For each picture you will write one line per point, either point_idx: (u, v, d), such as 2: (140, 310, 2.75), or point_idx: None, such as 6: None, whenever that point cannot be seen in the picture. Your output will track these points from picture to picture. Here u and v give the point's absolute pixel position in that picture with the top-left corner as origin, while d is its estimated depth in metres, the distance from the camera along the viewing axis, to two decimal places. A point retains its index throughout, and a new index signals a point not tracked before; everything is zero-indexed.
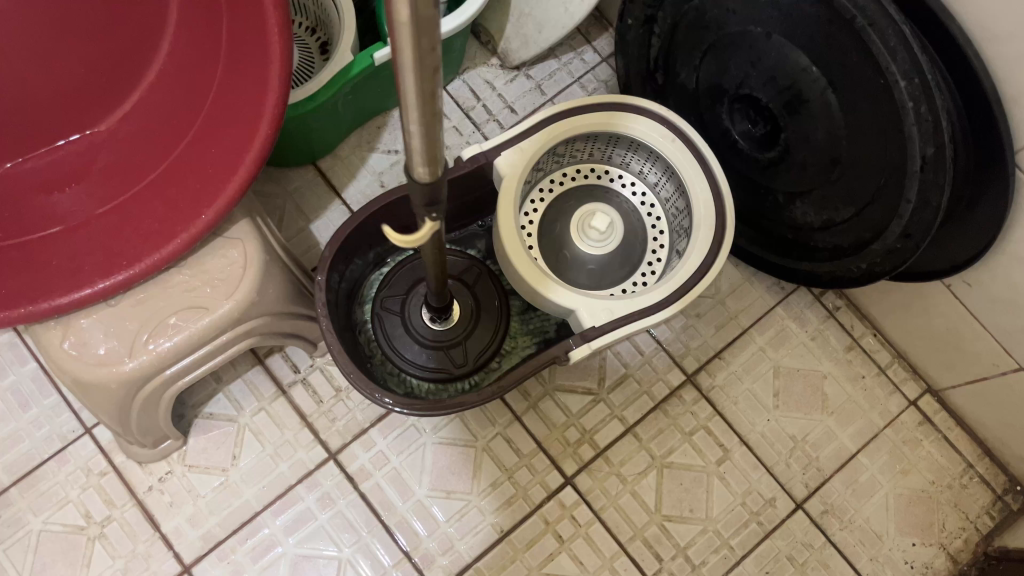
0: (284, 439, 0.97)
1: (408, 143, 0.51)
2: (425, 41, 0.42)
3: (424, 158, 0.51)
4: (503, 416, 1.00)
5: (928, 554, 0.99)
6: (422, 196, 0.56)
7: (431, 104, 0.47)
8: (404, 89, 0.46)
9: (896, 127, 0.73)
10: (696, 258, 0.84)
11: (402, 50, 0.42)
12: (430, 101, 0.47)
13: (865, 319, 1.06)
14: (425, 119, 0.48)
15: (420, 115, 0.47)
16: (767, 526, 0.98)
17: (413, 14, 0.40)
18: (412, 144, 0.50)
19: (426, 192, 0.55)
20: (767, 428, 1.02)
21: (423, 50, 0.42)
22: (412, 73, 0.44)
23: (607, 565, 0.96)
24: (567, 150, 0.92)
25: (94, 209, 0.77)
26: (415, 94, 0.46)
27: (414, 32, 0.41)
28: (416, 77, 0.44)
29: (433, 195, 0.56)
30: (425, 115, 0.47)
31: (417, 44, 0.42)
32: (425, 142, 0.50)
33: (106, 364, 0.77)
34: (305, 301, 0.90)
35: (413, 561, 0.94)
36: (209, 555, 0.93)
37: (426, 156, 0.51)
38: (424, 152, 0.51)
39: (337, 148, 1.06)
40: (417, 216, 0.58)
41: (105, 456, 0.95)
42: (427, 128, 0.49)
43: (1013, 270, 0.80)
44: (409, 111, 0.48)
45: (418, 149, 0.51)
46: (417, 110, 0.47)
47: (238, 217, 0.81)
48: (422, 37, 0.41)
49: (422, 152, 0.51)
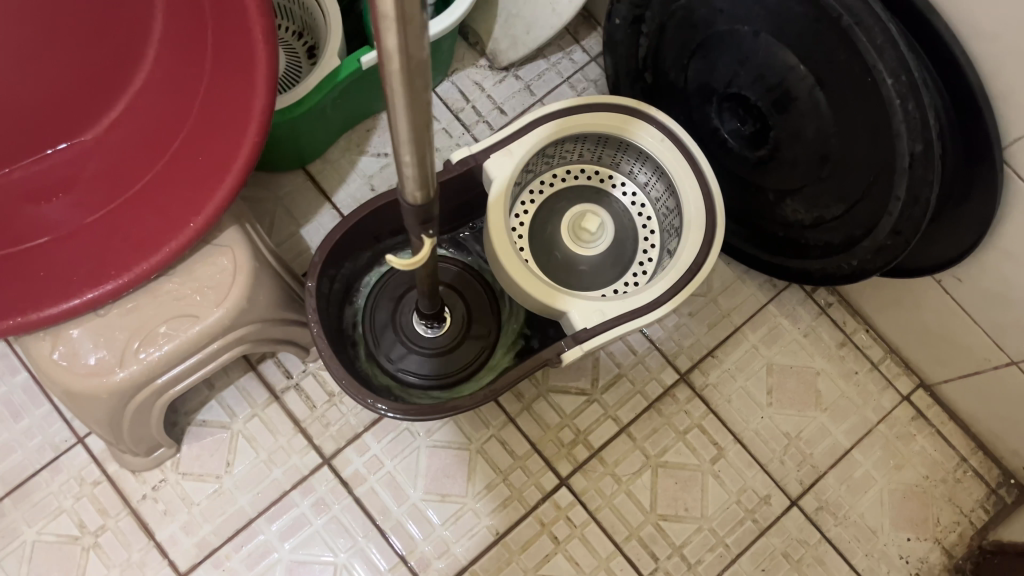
0: (278, 445, 0.97)
1: (402, 172, 0.56)
2: (416, 84, 0.46)
3: (418, 183, 0.56)
4: (497, 418, 1.00)
5: (922, 549, 0.99)
6: (416, 215, 0.60)
7: (422, 136, 0.51)
8: (397, 126, 0.50)
9: (885, 124, 0.73)
10: (687, 258, 0.84)
11: (395, 94, 0.47)
12: (421, 134, 0.51)
13: (857, 315, 1.07)
14: (417, 150, 0.52)
15: (412, 147, 0.52)
16: (762, 524, 0.98)
17: (406, 62, 0.44)
18: (407, 173, 0.55)
19: (420, 211, 0.60)
20: (761, 425, 1.02)
21: (415, 92, 0.47)
22: (405, 112, 0.48)
23: (603, 566, 0.96)
24: (557, 151, 0.92)
25: (82, 219, 0.76)
26: (408, 129, 0.50)
27: (407, 78, 0.46)
28: (409, 115, 0.49)
29: (426, 213, 0.61)
30: (416, 146, 0.52)
31: (410, 88, 0.46)
32: (417, 169, 0.55)
33: (97, 374, 0.76)
34: (296, 307, 0.89)
35: (409, 565, 0.94)
36: (204, 562, 0.92)
37: (418, 180, 0.56)
38: (417, 178, 0.56)
39: (327, 152, 1.05)
40: (411, 233, 0.63)
41: (98, 465, 0.95)
42: (419, 158, 0.53)
43: (1003, 265, 0.80)
44: (402, 144, 0.52)
45: (411, 175, 0.55)
46: (410, 143, 0.51)
47: (227, 224, 0.81)
48: (414, 80, 0.46)
49: (416, 178, 0.56)
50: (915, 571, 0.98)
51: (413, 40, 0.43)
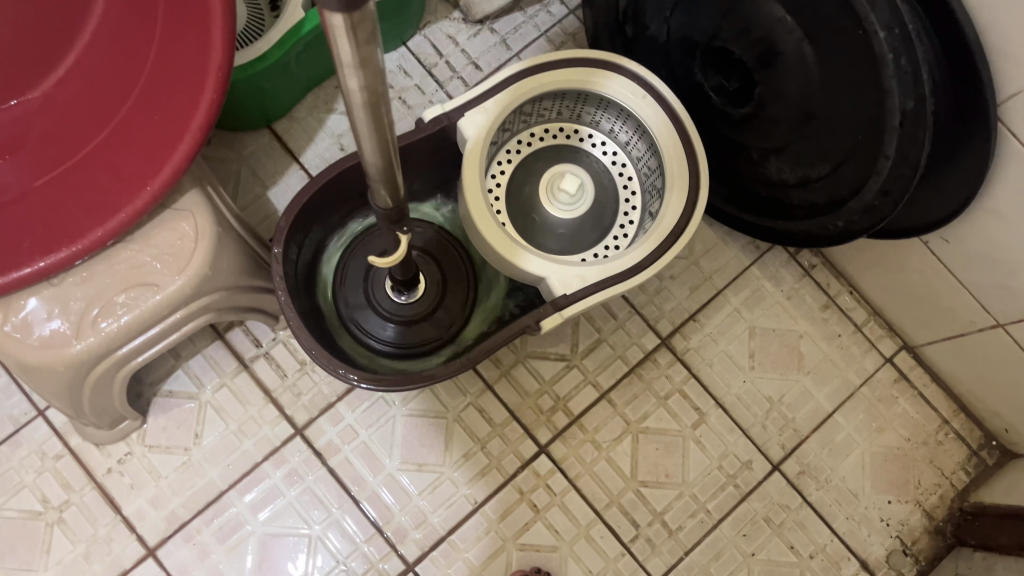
0: (248, 416, 0.94)
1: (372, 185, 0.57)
2: (381, 114, 0.47)
3: (387, 192, 0.57)
4: (474, 385, 0.97)
5: (903, 511, 0.99)
6: (388, 218, 0.61)
7: (389, 156, 0.52)
8: (364, 148, 0.51)
9: (874, 80, 0.70)
10: (670, 220, 0.81)
11: (360, 125, 0.48)
12: (389, 154, 0.52)
13: (841, 276, 1.04)
14: (385, 168, 0.53)
15: (380, 164, 0.53)
16: (743, 489, 0.97)
17: (368, 97, 0.45)
18: (376, 187, 0.56)
19: (392, 215, 0.61)
20: (743, 389, 1.00)
21: (381, 122, 0.48)
22: (371, 138, 0.49)
23: (583, 534, 0.94)
24: (534, 109, 0.88)
25: (31, 181, 0.72)
26: (374, 150, 0.51)
27: (372, 112, 0.46)
28: (375, 139, 0.49)
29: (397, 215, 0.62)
30: (385, 164, 0.53)
31: (375, 118, 0.47)
32: (387, 182, 0.56)
33: (52, 346, 0.73)
34: (262, 273, 0.86)
35: (385, 536, 0.92)
36: (173, 536, 0.90)
37: (389, 189, 0.57)
38: (387, 188, 0.57)
39: (293, 110, 1.01)
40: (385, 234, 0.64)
41: (60, 439, 0.91)
42: (388, 173, 0.54)
43: (992, 226, 0.77)
44: (370, 164, 0.53)
45: (379, 186, 0.56)
46: (378, 161, 0.52)
47: (188, 187, 0.77)
48: (378, 110, 0.47)
49: (387, 191, 0.57)
50: (896, 534, 0.98)
51: (375, 79, 0.44)
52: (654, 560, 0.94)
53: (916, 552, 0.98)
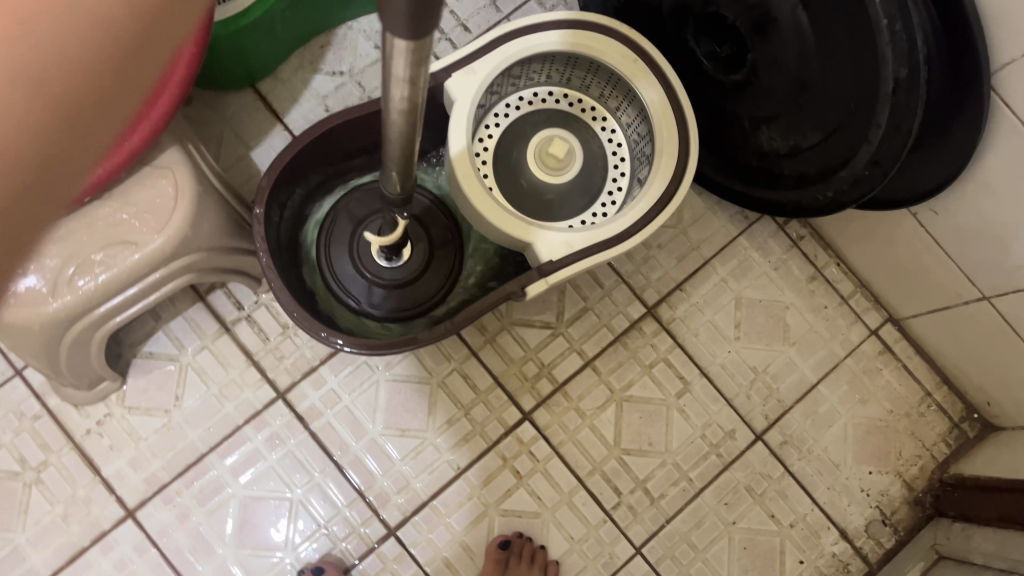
0: (229, 378, 0.93)
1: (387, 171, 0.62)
2: (414, 118, 0.52)
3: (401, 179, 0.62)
4: (458, 351, 0.97)
5: (884, 482, 0.99)
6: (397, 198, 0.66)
7: (411, 151, 0.57)
8: (390, 143, 0.56)
9: (870, 48, 0.69)
10: (659, 188, 0.80)
11: (392, 125, 0.53)
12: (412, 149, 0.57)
13: (829, 248, 1.04)
14: (404, 159, 0.58)
15: (401, 155, 0.58)
16: (726, 458, 0.98)
17: (407, 105, 0.50)
18: (390, 172, 0.61)
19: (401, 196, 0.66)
20: (728, 360, 1.00)
21: (412, 125, 0.53)
22: (400, 137, 0.54)
23: (565, 500, 0.95)
24: (523, 72, 0.86)
25: None
26: (399, 145, 0.56)
27: (406, 116, 0.51)
28: (402, 138, 0.54)
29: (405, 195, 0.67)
30: (406, 156, 0.58)
31: (409, 121, 0.52)
32: (402, 171, 0.61)
33: (25, 305, 0.70)
34: (243, 235, 0.84)
35: (367, 500, 0.92)
36: (153, 498, 0.89)
37: (403, 174, 0.62)
38: (401, 174, 0.62)
39: (277, 70, 0.99)
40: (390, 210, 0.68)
41: (37, 399, 0.90)
42: (405, 163, 0.59)
43: (981, 199, 0.77)
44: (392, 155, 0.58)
45: (395, 170, 0.61)
46: (400, 154, 0.57)
47: (168, 144, 0.75)
48: (412, 115, 0.52)
49: (400, 178, 0.62)
50: (875, 504, 0.99)
51: (416, 92, 0.48)
52: (635, 528, 0.95)
53: (895, 522, 0.99)
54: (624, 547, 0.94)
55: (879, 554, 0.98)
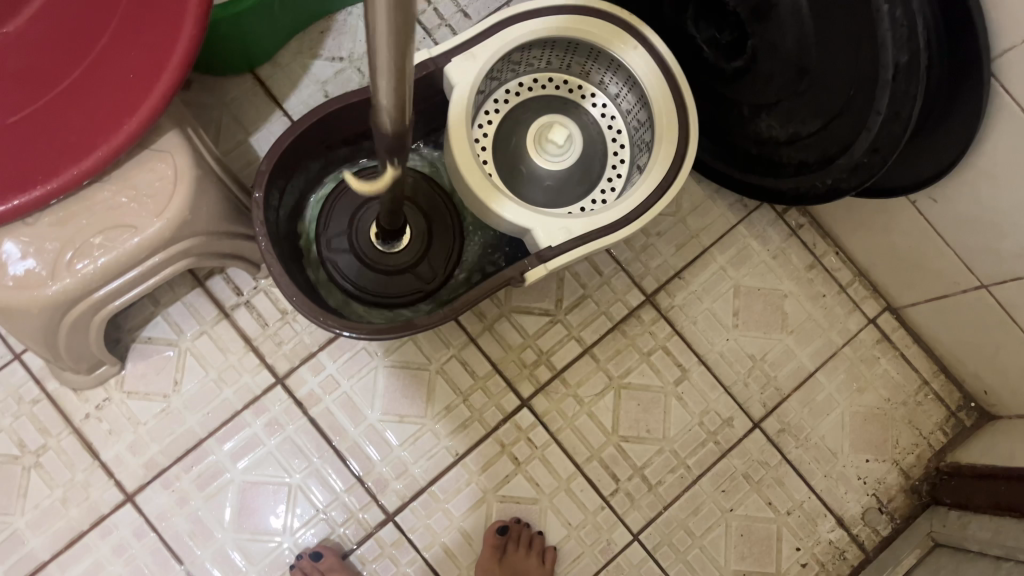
0: (228, 364, 0.93)
1: (379, 120, 0.56)
2: (403, 46, 0.46)
3: (393, 130, 0.56)
4: (458, 338, 0.97)
5: (880, 470, 1.00)
6: (389, 145, 0.58)
7: (403, 90, 0.51)
8: (380, 80, 0.50)
9: (871, 34, 0.70)
10: (657, 174, 0.80)
11: (379, 54, 0.47)
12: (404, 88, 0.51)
13: (827, 237, 1.04)
14: (396, 100, 0.52)
15: (392, 79, 0.50)
16: (723, 446, 0.98)
17: (394, 28, 0.44)
18: (381, 119, 0.55)
19: (394, 142, 0.58)
20: (726, 347, 1.00)
21: (402, 52, 0.47)
22: (387, 70, 0.48)
23: (563, 487, 0.95)
24: (523, 58, 0.86)
25: (7, 117, 0.70)
26: (389, 81, 0.50)
27: (394, 44, 0.46)
28: (391, 52, 0.46)
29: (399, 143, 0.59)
30: (397, 97, 0.52)
31: (399, 50, 0.46)
32: (395, 119, 0.55)
33: (26, 287, 0.71)
34: (242, 219, 0.84)
35: (366, 486, 0.92)
36: (152, 483, 0.90)
37: (395, 112, 0.54)
38: (394, 110, 0.54)
39: (277, 55, 0.98)
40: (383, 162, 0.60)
41: (37, 383, 0.90)
42: (397, 90, 0.51)
43: (980, 186, 0.77)
44: (384, 97, 0.52)
45: (388, 104, 0.53)
46: (390, 77, 0.49)
47: (167, 128, 0.75)
48: (402, 42, 0.46)
49: (393, 127, 0.56)
50: (872, 492, 0.99)
51: (403, 10, 0.43)
52: (633, 514, 0.95)
53: (892, 510, 0.99)
54: (621, 533, 0.95)
55: (876, 542, 0.98)
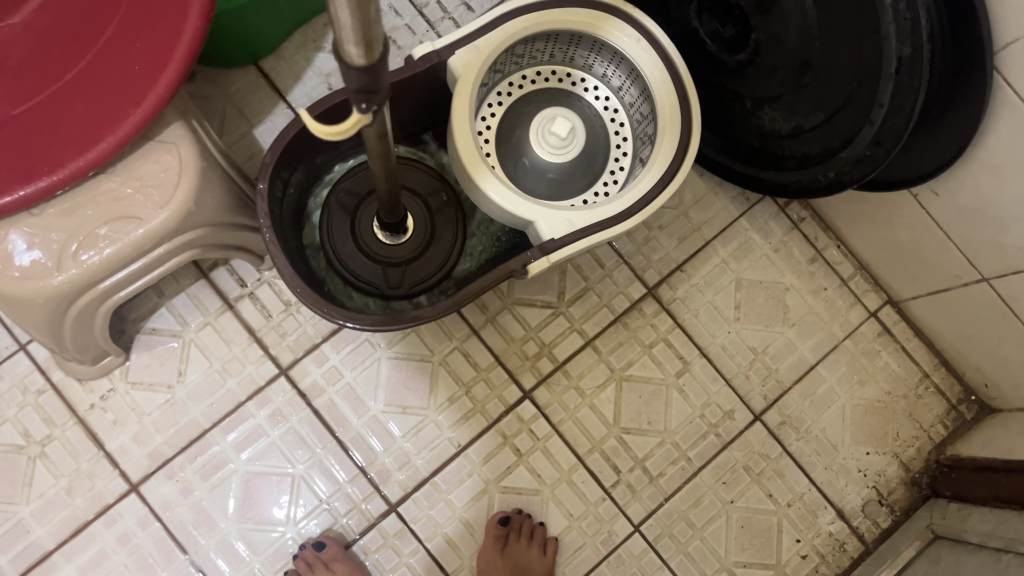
0: (232, 355, 0.93)
1: (345, 72, 0.52)
2: None
3: (361, 84, 0.52)
4: (460, 330, 0.97)
5: (880, 463, 1.00)
6: (359, 83, 0.52)
7: (368, 30, 0.47)
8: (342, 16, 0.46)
9: (873, 26, 0.70)
10: (660, 167, 0.80)
11: None
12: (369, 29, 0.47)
13: (829, 230, 1.04)
14: (362, 44, 0.48)
15: (355, 19, 0.46)
16: (724, 438, 0.98)
17: None
18: (347, 69, 0.51)
19: (364, 79, 0.52)
20: (728, 340, 1.01)
21: None
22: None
23: (565, 478, 0.96)
24: (526, 51, 0.86)
25: (11, 109, 0.70)
26: (351, 17, 0.46)
27: None
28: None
29: (371, 83, 0.53)
30: (363, 41, 0.48)
31: None
32: (362, 70, 0.51)
33: (32, 278, 0.72)
34: (247, 211, 0.85)
35: (368, 476, 0.93)
36: (157, 473, 0.90)
37: (361, 43, 0.48)
38: (359, 36, 0.48)
39: (280, 47, 0.99)
40: (352, 106, 0.54)
41: (42, 373, 0.91)
42: (361, 10, 0.45)
43: (982, 179, 0.77)
44: (348, 40, 0.48)
45: (351, 28, 0.47)
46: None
47: (172, 119, 0.75)
48: None
49: (359, 81, 0.52)
50: (872, 484, 1.00)
51: None
52: (634, 506, 0.96)
53: (892, 502, 0.99)
54: (622, 525, 0.95)
55: (876, 534, 0.99)
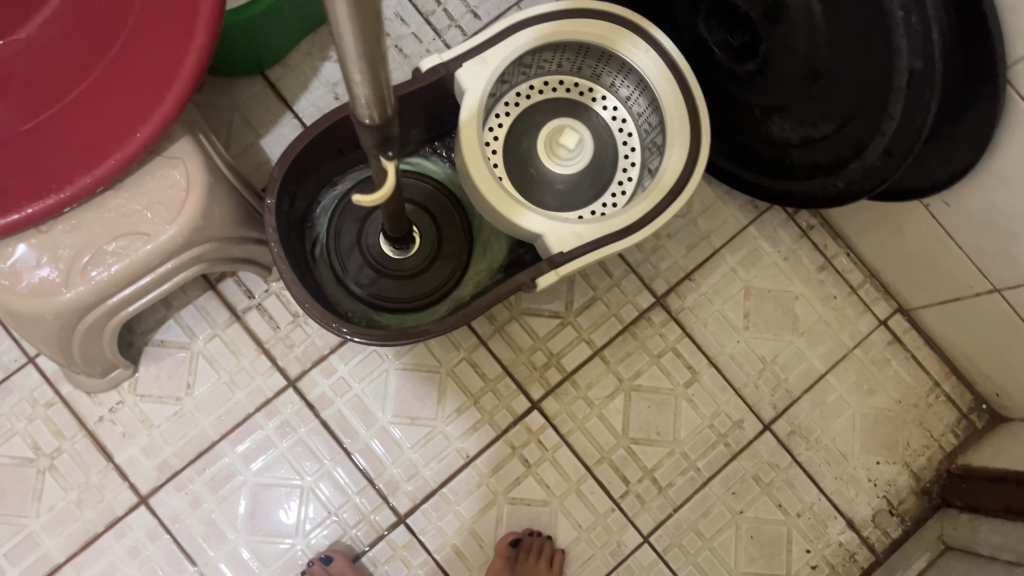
0: (240, 366, 0.93)
1: (359, 129, 0.54)
2: (373, 43, 0.44)
3: (376, 137, 0.54)
4: (468, 340, 0.97)
5: (891, 472, 1.00)
6: (375, 139, 0.54)
7: (381, 88, 0.49)
8: (354, 82, 0.48)
9: (884, 38, 0.70)
10: (669, 179, 0.80)
11: (349, 54, 0.45)
12: (381, 88, 0.49)
13: (839, 238, 1.03)
14: (376, 102, 0.50)
15: (369, 83, 0.48)
16: (734, 447, 0.98)
17: (360, 24, 0.42)
18: (362, 127, 0.53)
19: (378, 135, 0.54)
20: (737, 349, 1.00)
21: (373, 51, 0.45)
22: (361, 68, 0.46)
23: (574, 489, 0.95)
24: (534, 61, 0.85)
25: (18, 125, 0.71)
26: (366, 81, 0.48)
27: (365, 41, 0.44)
28: (356, 26, 0.42)
29: (386, 136, 0.55)
30: (377, 100, 0.50)
31: (367, 47, 0.44)
32: (377, 126, 0.53)
33: (42, 295, 0.72)
34: (254, 224, 0.84)
35: (377, 488, 0.93)
36: (166, 485, 0.90)
37: (374, 102, 0.50)
38: (373, 97, 0.50)
39: (287, 57, 0.98)
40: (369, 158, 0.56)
41: (51, 386, 0.91)
42: (373, 77, 0.48)
43: (994, 189, 0.76)
44: (361, 102, 0.50)
45: (365, 91, 0.49)
46: (361, 60, 0.45)
47: (179, 134, 0.75)
48: (371, 38, 0.44)
49: (375, 135, 0.54)
50: (883, 494, 0.99)
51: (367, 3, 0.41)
52: (643, 516, 0.95)
53: (902, 512, 0.99)
54: (631, 535, 0.95)
55: (886, 544, 0.98)
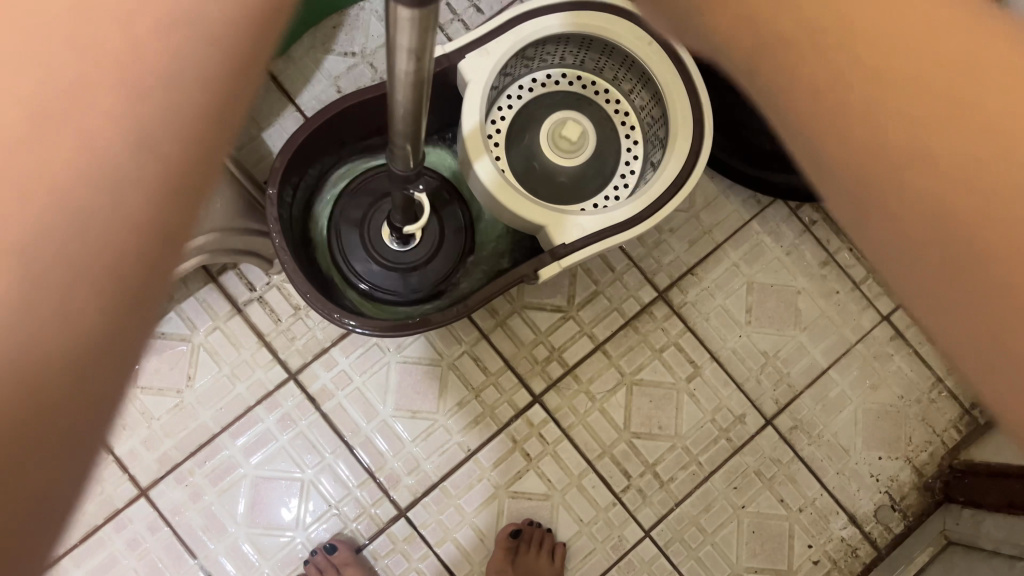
0: (241, 359, 0.93)
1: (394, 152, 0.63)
2: (422, 92, 0.51)
3: (404, 161, 0.64)
4: (469, 334, 0.96)
5: (893, 467, 0.99)
6: (404, 161, 0.64)
7: (416, 129, 0.57)
8: (397, 126, 0.56)
9: None
10: (672, 170, 0.79)
11: (399, 105, 0.52)
12: (415, 134, 0.59)
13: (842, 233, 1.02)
14: (413, 139, 0.59)
15: (409, 129, 0.56)
16: (735, 442, 0.98)
17: (414, 78, 0.47)
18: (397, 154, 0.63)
19: (406, 160, 0.63)
20: (739, 343, 1.00)
21: (420, 106, 0.53)
22: (406, 120, 0.55)
23: (574, 483, 0.95)
24: (537, 53, 0.85)
25: None
26: (406, 125, 0.56)
27: (412, 91, 0.50)
28: (410, 90, 0.49)
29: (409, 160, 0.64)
30: (413, 138, 0.59)
31: (417, 92, 0.50)
32: (409, 151, 0.62)
33: None
34: (251, 216, 0.84)
35: (378, 481, 0.93)
36: (165, 478, 0.90)
37: (410, 139, 0.59)
38: (408, 137, 0.58)
39: (290, 50, 0.98)
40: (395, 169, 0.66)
41: None
42: (413, 125, 0.56)
43: None
44: (398, 138, 0.59)
45: (403, 133, 0.57)
46: (408, 116, 0.54)
47: None
48: (419, 89, 0.50)
49: (402, 159, 0.64)
50: (884, 489, 0.99)
51: (422, 63, 0.46)
52: (644, 510, 0.95)
53: (904, 507, 0.99)
54: (633, 530, 0.95)
55: (888, 539, 0.98)
